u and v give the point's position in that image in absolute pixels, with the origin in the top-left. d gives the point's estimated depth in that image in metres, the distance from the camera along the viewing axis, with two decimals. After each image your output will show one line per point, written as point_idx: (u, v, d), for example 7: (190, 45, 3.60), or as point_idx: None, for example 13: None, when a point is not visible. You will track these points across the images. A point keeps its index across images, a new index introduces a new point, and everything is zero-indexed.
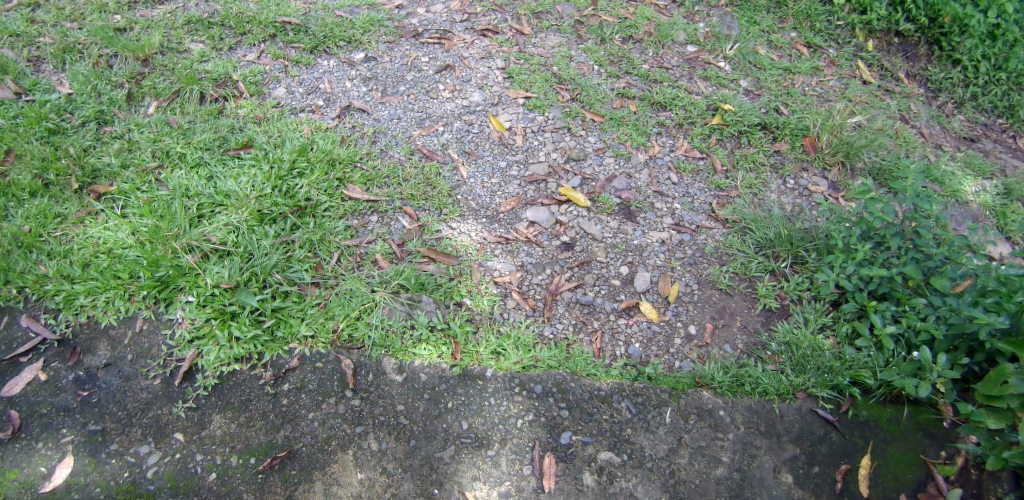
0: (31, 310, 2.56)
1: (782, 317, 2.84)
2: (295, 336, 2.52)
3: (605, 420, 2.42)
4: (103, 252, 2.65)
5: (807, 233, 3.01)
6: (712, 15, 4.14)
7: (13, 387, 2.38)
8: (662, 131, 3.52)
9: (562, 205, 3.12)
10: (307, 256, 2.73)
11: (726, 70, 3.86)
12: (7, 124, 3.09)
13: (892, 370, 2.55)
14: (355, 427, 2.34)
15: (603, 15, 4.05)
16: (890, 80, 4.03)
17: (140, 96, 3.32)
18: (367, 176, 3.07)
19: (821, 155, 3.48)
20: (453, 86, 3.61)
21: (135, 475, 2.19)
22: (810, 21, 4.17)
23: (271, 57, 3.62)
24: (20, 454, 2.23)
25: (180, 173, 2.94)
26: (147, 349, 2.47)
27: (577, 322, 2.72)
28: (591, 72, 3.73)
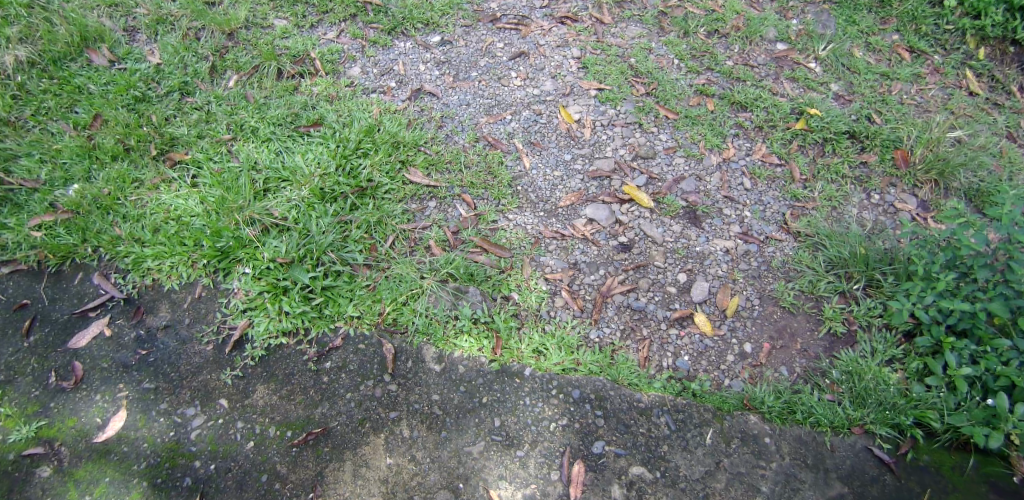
0: (103, 269, 2.76)
1: (848, 344, 2.63)
2: (342, 315, 2.57)
3: (640, 433, 2.33)
4: (172, 219, 2.79)
5: (887, 254, 2.76)
6: (808, 12, 3.86)
7: (81, 339, 2.56)
8: (739, 133, 3.32)
9: (624, 204, 3.01)
10: (363, 237, 2.77)
11: (816, 72, 3.59)
12: (100, 90, 3.31)
13: (963, 415, 2.33)
14: (389, 411, 2.36)
15: (689, 6, 3.84)
16: (1000, 92, 3.62)
17: (223, 69, 3.46)
18: (429, 160, 3.06)
19: (912, 171, 3.19)
20: (525, 74, 3.55)
21: (180, 435, 2.31)
22: (916, 24, 3.81)
23: (350, 37, 3.67)
24: (81, 403, 2.40)
25: (251, 147, 3.05)
26: (204, 315, 2.60)
27: (625, 328, 2.62)
28: (670, 67, 3.56)
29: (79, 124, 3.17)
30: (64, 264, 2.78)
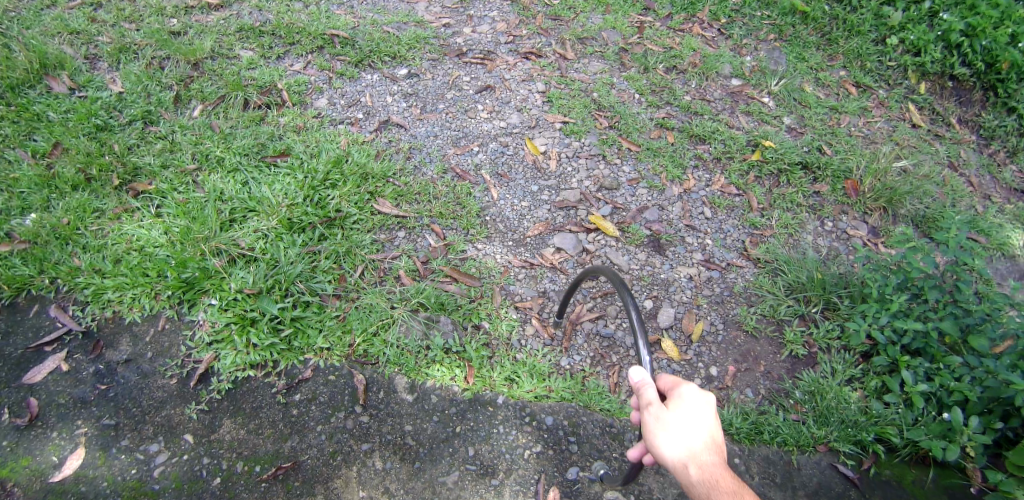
0: (61, 301, 2.67)
1: (808, 365, 2.74)
2: (312, 347, 2.53)
3: (614, 458, 2.35)
4: (135, 249, 2.74)
5: (842, 279, 2.90)
6: (760, 49, 4.07)
7: (36, 375, 2.48)
8: (699, 165, 3.45)
9: (590, 233, 3.08)
10: (332, 267, 2.76)
11: (769, 106, 3.77)
12: (60, 118, 3.25)
13: (920, 429, 2.43)
14: (361, 444, 2.33)
15: (648, 44, 4.01)
16: (941, 124, 3.89)
17: (188, 99, 3.43)
18: (398, 191, 3.08)
19: (862, 200, 3.36)
20: (492, 107, 3.62)
21: (142, 473, 2.25)
22: (861, 61, 4.05)
23: (317, 69, 3.69)
24: (35, 441, 2.31)
25: (217, 177, 3.02)
26: (167, 348, 2.54)
27: (595, 355, 2.66)
28: (631, 101, 3.69)
29: (38, 153, 3.09)
30: (19, 296, 2.68)
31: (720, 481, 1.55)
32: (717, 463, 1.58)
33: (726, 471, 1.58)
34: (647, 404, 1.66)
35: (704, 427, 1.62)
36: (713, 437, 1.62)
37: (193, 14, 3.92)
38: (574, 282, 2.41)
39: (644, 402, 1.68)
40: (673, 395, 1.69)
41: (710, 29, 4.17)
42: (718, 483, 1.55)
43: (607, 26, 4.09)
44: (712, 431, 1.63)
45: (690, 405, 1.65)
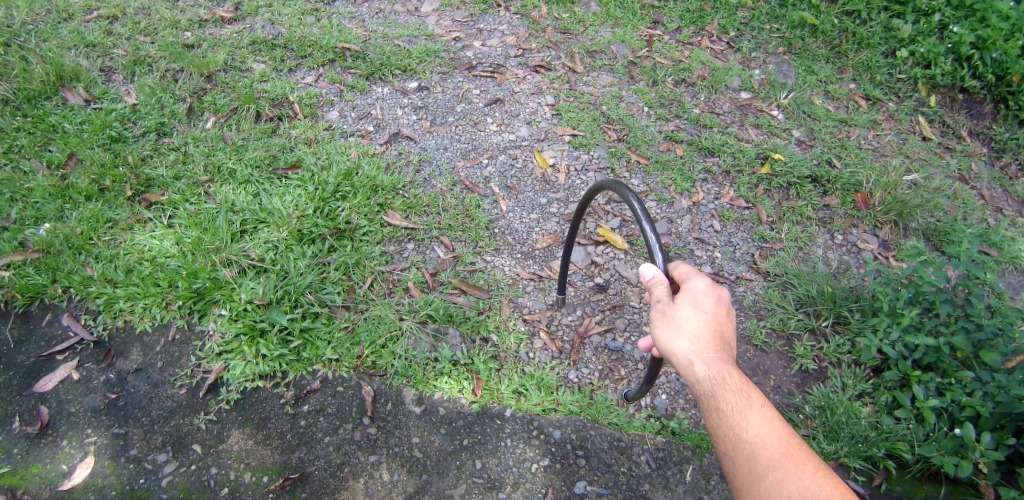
0: (73, 309, 2.70)
1: (819, 380, 2.71)
2: (320, 358, 2.54)
3: (622, 473, 2.34)
4: (147, 260, 2.76)
5: (852, 293, 2.88)
6: (769, 62, 4.07)
7: (47, 383, 2.50)
8: (708, 177, 3.45)
9: (599, 246, 3.08)
10: (342, 278, 2.77)
11: (779, 119, 3.77)
12: (75, 129, 3.30)
13: (932, 445, 2.39)
14: (368, 455, 2.33)
15: (657, 57, 4.02)
16: (951, 137, 3.87)
17: (201, 111, 3.47)
18: (407, 203, 3.09)
19: (873, 213, 3.34)
20: (501, 120, 3.64)
21: (151, 482, 2.26)
22: (871, 74, 4.04)
23: (329, 81, 3.72)
24: (45, 449, 2.34)
25: (229, 189, 3.04)
26: (177, 358, 2.55)
27: (603, 368, 2.65)
28: (640, 114, 3.70)
29: (53, 163, 3.14)
30: (32, 304, 2.71)
31: (721, 375, 1.54)
32: (722, 357, 1.57)
33: (730, 365, 1.56)
34: (657, 299, 1.67)
35: (710, 321, 1.61)
36: (720, 330, 1.61)
37: (208, 28, 3.98)
38: (571, 236, 2.42)
39: (655, 297, 1.68)
40: (683, 289, 1.67)
41: (719, 42, 4.19)
42: (719, 376, 1.54)
43: (616, 40, 4.11)
44: (720, 323, 1.62)
45: (698, 297, 1.63)
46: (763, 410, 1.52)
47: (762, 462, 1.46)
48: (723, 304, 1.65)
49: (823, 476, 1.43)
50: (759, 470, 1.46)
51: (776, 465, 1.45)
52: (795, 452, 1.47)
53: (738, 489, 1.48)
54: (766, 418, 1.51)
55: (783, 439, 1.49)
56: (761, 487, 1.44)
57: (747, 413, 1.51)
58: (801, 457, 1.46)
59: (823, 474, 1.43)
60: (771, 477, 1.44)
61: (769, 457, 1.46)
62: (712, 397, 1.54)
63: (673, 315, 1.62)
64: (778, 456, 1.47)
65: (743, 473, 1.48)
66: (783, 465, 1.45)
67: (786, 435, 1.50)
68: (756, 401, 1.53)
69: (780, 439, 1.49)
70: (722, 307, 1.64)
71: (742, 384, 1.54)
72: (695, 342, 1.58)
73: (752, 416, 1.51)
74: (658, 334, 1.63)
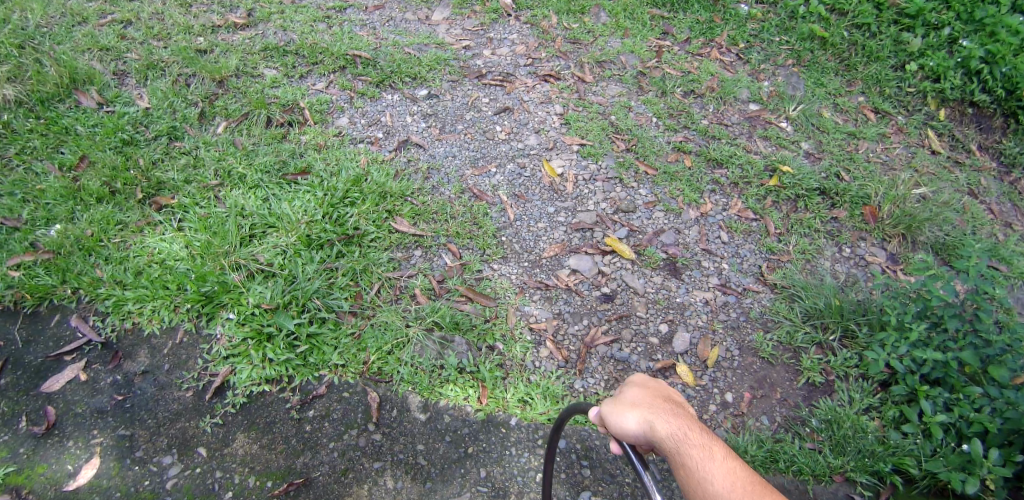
0: (82, 311, 2.72)
1: (826, 393, 2.70)
2: (327, 363, 2.54)
3: (627, 484, 2.33)
4: (156, 262, 2.78)
5: (860, 306, 2.87)
6: (778, 74, 4.08)
7: (55, 383, 2.53)
8: (716, 189, 3.44)
9: (606, 255, 3.08)
10: (349, 284, 2.77)
11: (787, 131, 3.77)
12: (88, 132, 3.33)
13: (939, 461, 2.37)
14: (372, 462, 2.33)
15: (666, 67, 4.03)
16: (960, 151, 3.86)
17: (212, 116, 3.50)
18: (416, 210, 3.10)
19: (881, 226, 3.33)
20: (510, 128, 3.66)
21: (155, 484, 2.27)
22: (880, 87, 4.04)
23: (339, 88, 3.75)
24: (51, 449, 2.36)
25: (238, 193, 3.06)
26: (184, 361, 2.57)
27: (610, 378, 2.64)
28: (649, 124, 3.71)
29: (65, 165, 3.17)
30: (41, 305, 2.74)
31: (681, 431, 1.42)
32: (677, 414, 1.46)
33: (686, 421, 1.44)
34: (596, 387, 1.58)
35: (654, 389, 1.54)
36: (676, 404, 1.52)
37: (220, 33, 4.02)
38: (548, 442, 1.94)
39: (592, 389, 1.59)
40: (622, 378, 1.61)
41: (728, 54, 4.19)
42: (678, 432, 1.41)
43: (625, 50, 4.12)
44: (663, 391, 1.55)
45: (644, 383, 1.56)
46: (726, 458, 1.39)
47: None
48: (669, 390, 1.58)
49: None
50: None
51: None
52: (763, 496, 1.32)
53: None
54: (730, 467, 1.38)
55: (751, 486, 1.34)
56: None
57: (708, 464, 1.38)
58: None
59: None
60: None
61: None
62: (673, 453, 1.40)
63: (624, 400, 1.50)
64: None
65: None
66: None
67: (754, 483, 1.35)
68: (718, 451, 1.40)
69: (746, 488, 1.34)
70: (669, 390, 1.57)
71: (700, 437, 1.41)
72: (648, 407, 1.46)
73: (715, 466, 1.38)
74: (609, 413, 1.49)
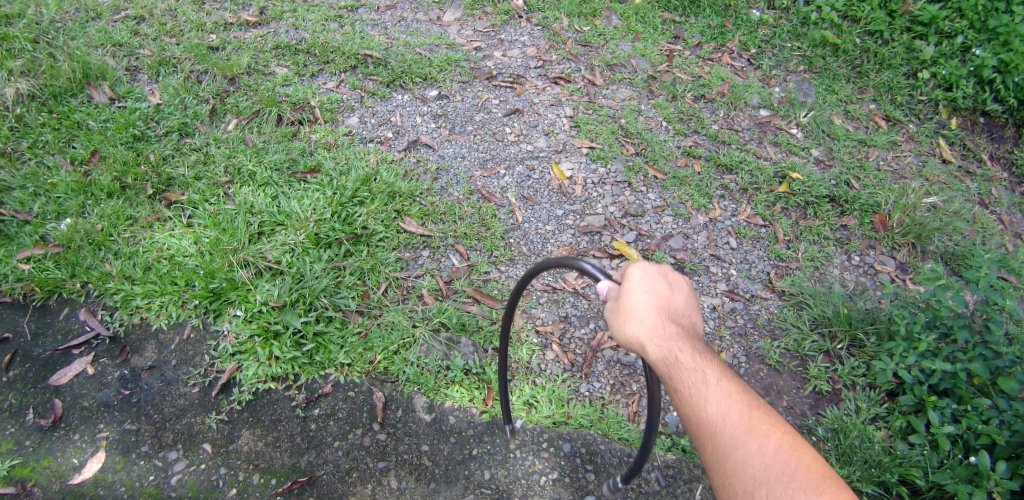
0: (91, 305, 2.74)
1: (833, 402, 2.69)
2: (333, 362, 2.55)
3: (631, 489, 2.32)
4: (164, 258, 2.79)
5: (868, 315, 2.85)
6: (789, 80, 4.06)
7: (62, 377, 2.54)
8: (725, 194, 3.43)
9: (614, 259, 3.07)
10: (356, 283, 2.78)
11: (798, 137, 3.75)
12: (99, 127, 3.35)
13: (946, 473, 2.32)
14: (377, 462, 2.33)
15: (677, 72, 4.02)
16: (971, 160, 3.84)
17: (223, 113, 3.51)
18: (424, 211, 3.10)
19: (891, 235, 3.31)
20: (519, 130, 3.66)
21: (160, 480, 2.28)
22: (892, 94, 4.01)
23: (350, 87, 3.75)
24: (58, 442, 2.37)
25: (248, 190, 3.07)
26: (191, 357, 2.57)
27: (615, 383, 2.63)
28: (659, 128, 3.70)
29: (76, 159, 3.19)
30: (51, 298, 2.75)
31: (679, 356, 1.43)
32: (675, 335, 1.45)
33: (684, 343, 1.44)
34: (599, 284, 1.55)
35: (658, 295, 1.47)
36: (674, 313, 1.47)
37: (232, 31, 4.03)
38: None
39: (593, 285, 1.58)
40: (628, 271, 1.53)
41: (739, 59, 4.18)
42: (673, 356, 1.43)
43: (636, 54, 4.11)
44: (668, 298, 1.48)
45: (649, 280, 1.47)
46: (721, 383, 1.44)
47: (718, 440, 1.40)
48: (673, 285, 1.51)
49: (785, 451, 1.35)
50: (724, 448, 1.39)
51: (742, 444, 1.38)
52: (756, 425, 1.39)
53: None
54: (725, 392, 1.43)
55: (745, 413, 1.41)
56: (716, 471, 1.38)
57: (706, 392, 1.42)
58: (763, 430, 1.39)
59: (785, 447, 1.36)
60: (729, 457, 1.37)
61: (733, 436, 1.39)
62: (668, 377, 1.44)
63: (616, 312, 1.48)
64: (740, 432, 1.39)
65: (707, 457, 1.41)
66: (744, 442, 1.37)
67: (748, 408, 1.42)
68: (714, 376, 1.44)
69: (739, 414, 1.41)
70: (674, 286, 1.51)
71: (697, 361, 1.44)
72: (647, 326, 1.44)
73: (712, 393, 1.42)
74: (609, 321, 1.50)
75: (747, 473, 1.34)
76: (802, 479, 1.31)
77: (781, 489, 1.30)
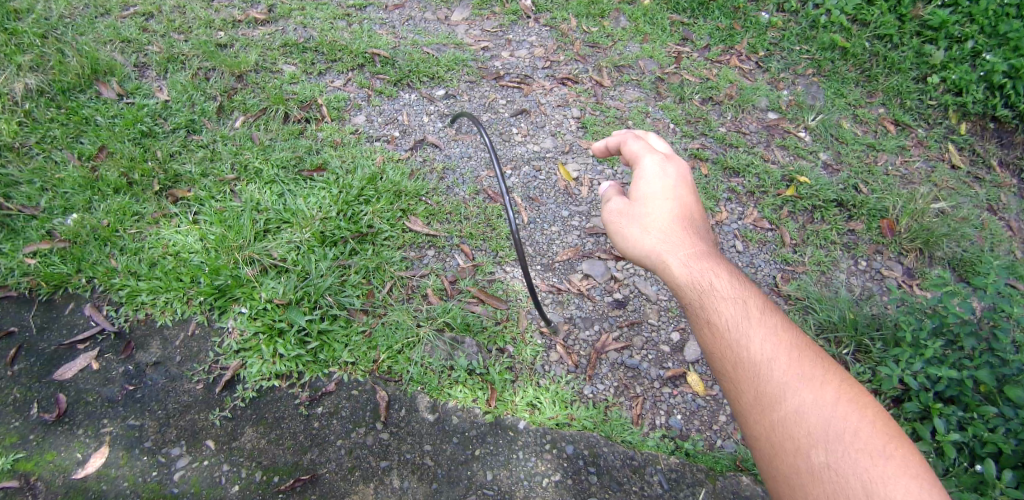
0: (96, 300, 2.74)
1: None
2: (337, 361, 2.54)
3: (634, 492, 2.31)
4: (170, 254, 2.80)
5: (874, 320, 2.84)
6: (798, 83, 4.04)
7: (67, 371, 2.55)
8: (732, 197, 3.42)
9: (619, 261, 3.06)
10: (361, 282, 2.77)
11: (806, 141, 3.74)
12: (107, 122, 3.36)
13: (952, 480, 2.29)
14: (379, 461, 2.33)
15: (685, 74, 4.01)
16: (980, 166, 3.81)
17: (230, 110, 3.52)
18: (430, 210, 3.10)
19: (898, 240, 3.29)
20: (526, 130, 3.65)
21: (163, 476, 2.29)
22: (901, 98, 3.99)
23: (357, 86, 3.76)
24: (61, 437, 2.38)
25: (254, 188, 3.08)
26: (196, 353, 2.58)
27: (619, 385, 2.62)
28: (666, 130, 3.69)
29: (84, 155, 3.20)
30: (56, 293, 2.76)
31: (710, 285, 1.80)
32: (695, 255, 1.87)
33: (707, 267, 1.84)
34: (624, 213, 1.97)
35: (671, 219, 1.92)
36: (683, 210, 1.94)
37: (241, 28, 4.04)
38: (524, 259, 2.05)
39: (619, 212, 1.99)
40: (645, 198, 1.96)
41: (748, 62, 4.16)
42: (702, 281, 1.82)
43: (644, 55, 4.10)
44: (680, 221, 1.93)
45: (657, 184, 1.97)
46: (767, 327, 1.71)
47: (764, 379, 1.64)
48: (683, 186, 1.97)
49: (843, 401, 1.56)
50: (774, 385, 1.62)
51: (790, 384, 1.61)
52: (811, 375, 1.62)
53: (751, 410, 1.63)
54: (769, 335, 1.70)
55: (788, 356, 1.66)
56: (775, 413, 1.59)
57: (752, 333, 1.70)
58: (819, 380, 1.61)
59: (844, 399, 1.57)
60: (787, 402, 1.59)
61: (781, 374, 1.63)
62: (709, 308, 1.77)
63: (629, 211, 1.97)
64: (787, 373, 1.63)
65: (754, 394, 1.63)
66: (801, 390, 1.59)
67: (791, 353, 1.67)
68: (756, 318, 1.74)
69: (786, 357, 1.66)
70: (682, 184, 1.98)
71: (736, 300, 1.77)
72: (670, 243, 1.88)
73: (757, 335, 1.70)
74: (635, 239, 1.92)
75: (798, 408, 1.57)
76: (861, 428, 1.51)
77: (833, 426, 1.52)
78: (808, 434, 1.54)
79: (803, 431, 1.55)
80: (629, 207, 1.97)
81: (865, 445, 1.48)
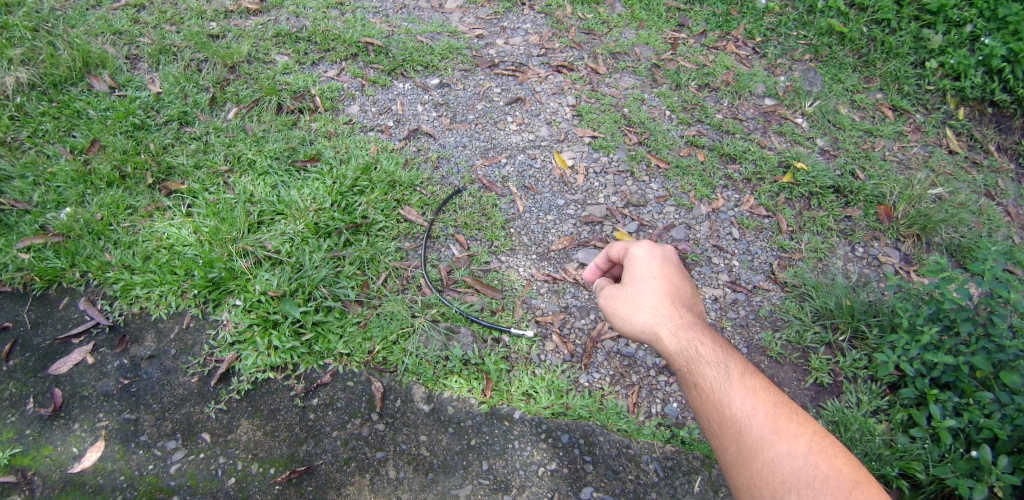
0: (90, 294, 2.73)
1: (833, 394, 2.68)
2: (332, 352, 2.54)
3: (629, 480, 2.32)
4: (164, 247, 2.78)
5: (871, 306, 2.83)
6: (795, 69, 4.01)
7: (62, 366, 2.54)
8: (728, 184, 3.40)
9: None
10: (356, 273, 2.76)
11: (803, 127, 3.71)
12: (99, 115, 3.34)
13: (947, 467, 2.32)
14: (375, 452, 2.34)
15: (682, 60, 3.98)
16: (978, 151, 3.79)
17: (223, 101, 3.49)
18: (424, 200, 3.08)
19: (895, 226, 3.28)
20: (521, 119, 3.62)
21: (159, 469, 2.30)
22: (899, 84, 3.96)
23: (351, 75, 3.72)
24: (58, 431, 2.39)
25: (247, 180, 3.06)
26: (191, 346, 2.57)
27: (615, 374, 2.61)
28: (662, 117, 3.66)
29: (76, 148, 3.18)
30: (51, 287, 2.75)
31: (696, 352, 1.84)
32: (683, 325, 1.89)
33: (695, 336, 1.87)
34: (614, 294, 2.02)
35: (660, 295, 1.95)
36: (671, 287, 1.97)
37: (233, 19, 4.00)
38: None
39: (610, 293, 2.04)
40: (636, 277, 2.00)
41: (745, 48, 4.12)
42: (689, 348, 1.85)
43: (640, 42, 4.06)
44: (670, 297, 1.95)
45: (642, 264, 2.01)
46: (746, 384, 1.76)
47: (743, 435, 1.69)
48: (668, 262, 2.02)
49: (816, 452, 1.59)
50: (752, 441, 1.67)
51: (766, 439, 1.66)
52: (785, 428, 1.66)
53: (732, 465, 1.70)
54: (749, 392, 1.74)
55: (768, 412, 1.70)
56: (753, 465, 1.65)
57: (733, 393, 1.75)
58: (793, 432, 1.65)
59: (816, 450, 1.60)
60: (765, 455, 1.64)
61: (757, 430, 1.68)
62: (694, 372, 1.82)
63: (619, 293, 2.01)
64: (765, 429, 1.67)
65: (735, 449, 1.69)
66: (777, 443, 1.64)
67: (771, 407, 1.71)
68: (738, 377, 1.77)
69: (764, 413, 1.70)
70: (667, 261, 2.02)
71: (720, 364, 1.80)
72: (658, 317, 1.91)
73: (738, 393, 1.74)
74: (626, 316, 1.97)
75: (772, 463, 1.62)
76: (833, 478, 1.54)
77: (803, 478, 1.56)
78: (784, 485, 1.58)
79: (779, 483, 1.58)
80: (619, 287, 2.02)
81: (837, 495, 1.50)
